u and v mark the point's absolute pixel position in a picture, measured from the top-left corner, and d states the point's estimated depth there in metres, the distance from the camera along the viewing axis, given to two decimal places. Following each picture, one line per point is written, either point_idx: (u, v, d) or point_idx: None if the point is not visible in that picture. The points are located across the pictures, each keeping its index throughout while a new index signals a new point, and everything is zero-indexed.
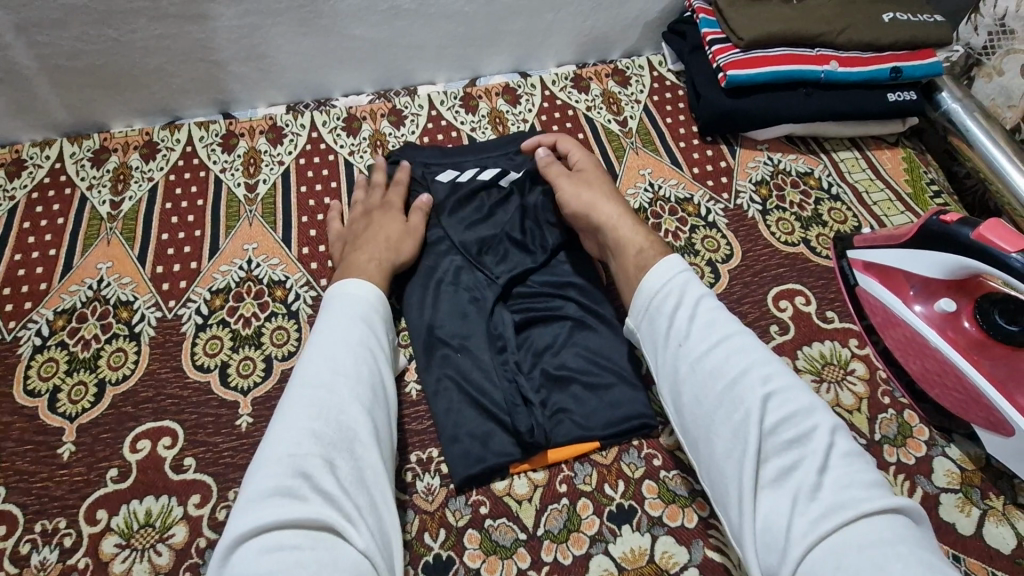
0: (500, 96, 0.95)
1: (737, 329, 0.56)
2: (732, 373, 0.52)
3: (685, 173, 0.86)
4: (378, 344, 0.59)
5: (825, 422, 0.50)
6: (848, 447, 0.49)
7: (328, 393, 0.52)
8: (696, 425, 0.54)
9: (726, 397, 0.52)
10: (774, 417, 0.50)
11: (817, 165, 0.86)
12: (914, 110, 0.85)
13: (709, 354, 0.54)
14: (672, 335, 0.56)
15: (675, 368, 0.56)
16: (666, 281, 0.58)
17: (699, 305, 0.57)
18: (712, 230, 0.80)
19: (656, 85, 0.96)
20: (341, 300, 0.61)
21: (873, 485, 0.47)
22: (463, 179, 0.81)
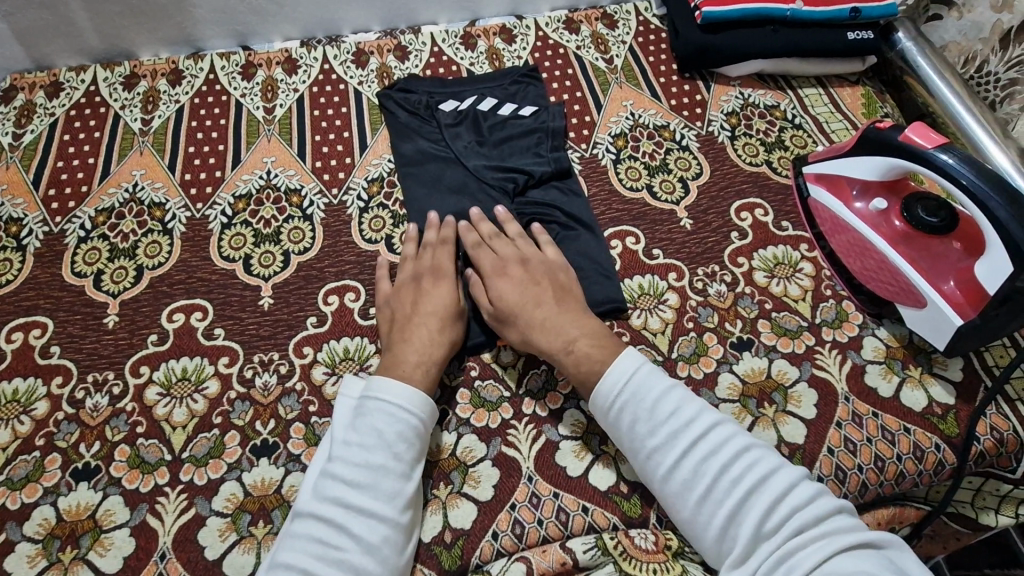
0: (497, 35, 1.03)
1: (701, 416, 0.57)
2: (708, 476, 0.54)
3: (662, 105, 0.94)
4: (408, 467, 0.58)
5: (798, 490, 0.52)
6: (825, 506, 0.51)
7: (341, 531, 0.53)
8: (688, 528, 0.56)
9: (708, 492, 0.54)
10: (753, 505, 0.52)
11: (783, 99, 0.94)
12: (871, 48, 0.94)
13: (685, 456, 0.55)
14: (644, 439, 0.57)
15: (653, 474, 0.57)
16: (624, 384, 0.59)
17: (660, 402, 0.57)
18: (685, 152, 0.89)
19: (641, 28, 1.04)
20: (374, 404, 0.59)
21: (846, 529, 0.50)
22: (463, 107, 0.91)
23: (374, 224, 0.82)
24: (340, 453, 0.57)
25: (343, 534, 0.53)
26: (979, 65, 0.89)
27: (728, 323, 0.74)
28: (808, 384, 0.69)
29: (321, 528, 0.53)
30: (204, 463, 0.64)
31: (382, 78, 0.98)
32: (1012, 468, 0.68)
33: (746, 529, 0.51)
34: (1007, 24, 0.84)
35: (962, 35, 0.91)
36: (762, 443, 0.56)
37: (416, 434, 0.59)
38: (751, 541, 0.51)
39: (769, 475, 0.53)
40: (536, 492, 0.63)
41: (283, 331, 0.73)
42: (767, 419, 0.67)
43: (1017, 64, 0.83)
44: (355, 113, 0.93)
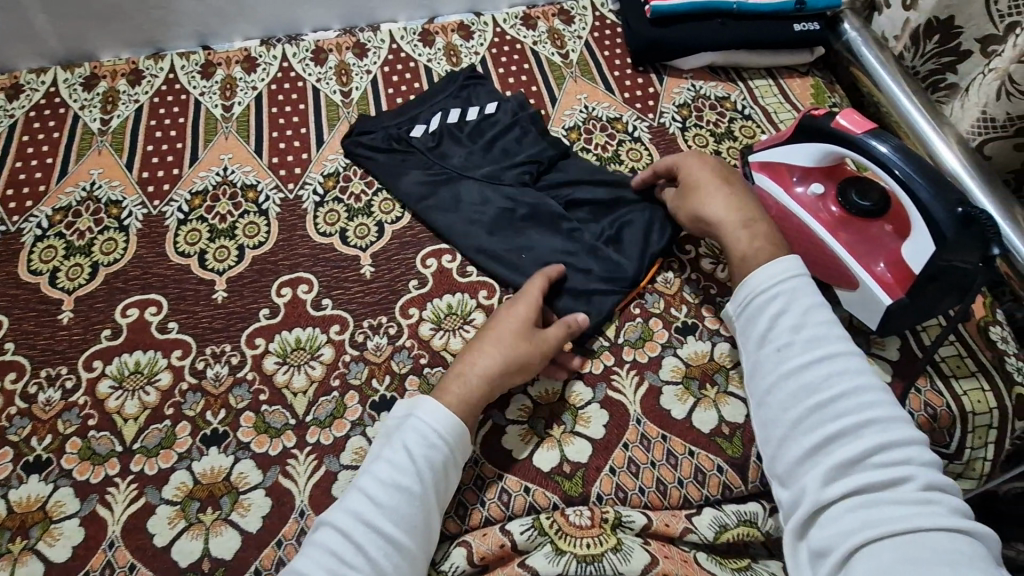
0: (455, 32, 1.05)
1: (842, 341, 0.57)
2: (826, 391, 0.54)
3: (616, 98, 0.96)
4: (431, 500, 0.57)
5: (917, 450, 0.51)
6: (939, 479, 0.50)
7: (357, 549, 0.52)
8: (778, 433, 0.57)
9: (818, 406, 0.54)
10: (863, 437, 0.52)
11: (734, 91, 0.96)
12: (818, 39, 0.97)
13: (810, 366, 0.56)
14: (772, 338, 0.59)
15: (766, 373, 0.59)
16: (775, 282, 0.61)
17: (808, 310, 0.59)
18: (637, 143, 0.91)
19: (597, 23, 1.06)
20: (411, 423, 0.59)
21: (951, 508, 0.48)
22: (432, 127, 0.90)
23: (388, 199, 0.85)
24: (370, 465, 0.56)
25: (358, 553, 0.52)
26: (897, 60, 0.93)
27: (673, 308, 0.76)
28: None
29: (338, 539, 0.52)
30: (155, 454, 0.65)
31: (340, 76, 0.99)
32: (947, 443, 0.69)
33: (843, 453, 0.52)
34: (914, 23, 0.88)
35: (884, 32, 0.95)
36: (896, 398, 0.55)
37: (445, 464, 0.58)
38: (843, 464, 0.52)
39: (887, 422, 0.52)
40: (480, 474, 0.65)
41: (236, 323, 0.74)
42: (709, 400, 0.69)
43: (933, 57, 0.88)
44: (313, 110, 0.95)
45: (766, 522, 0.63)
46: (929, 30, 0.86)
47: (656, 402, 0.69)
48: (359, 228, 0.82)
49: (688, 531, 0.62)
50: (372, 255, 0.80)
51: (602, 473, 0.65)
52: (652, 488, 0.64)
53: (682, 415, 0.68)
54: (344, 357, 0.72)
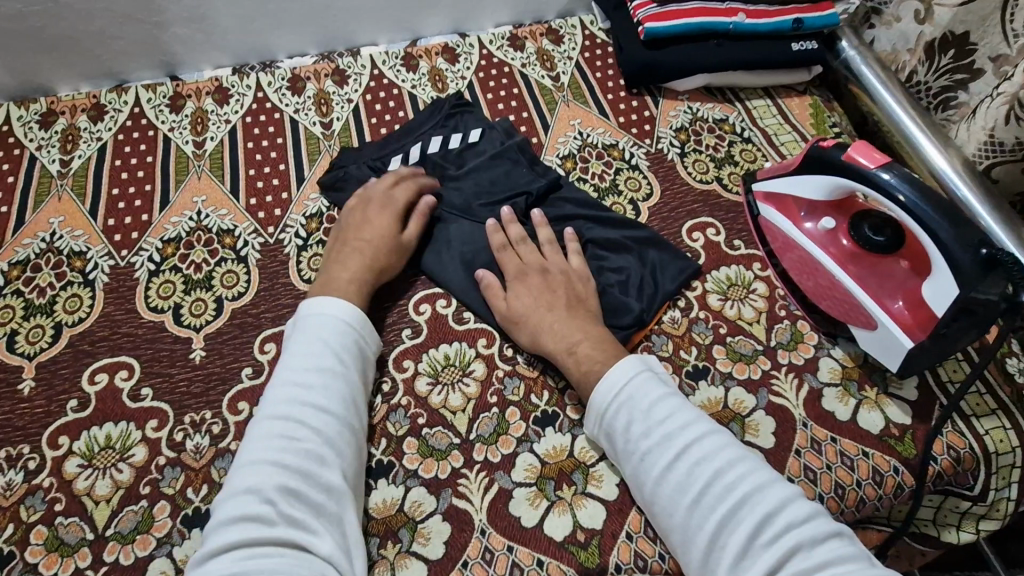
0: (440, 55, 1.00)
1: (695, 422, 0.56)
2: (698, 486, 0.53)
3: (611, 123, 0.92)
4: (355, 377, 0.61)
5: (795, 512, 0.51)
6: (826, 534, 0.50)
7: (298, 425, 0.55)
8: (678, 537, 0.55)
9: (698, 503, 0.53)
10: (743, 521, 0.51)
11: (732, 112, 0.93)
12: (816, 59, 0.93)
13: (673, 465, 0.55)
14: (633, 446, 0.57)
15: (642, 482, 0.57)
16: (618, 388, 0.60)
17: (654, 406, 0.58)
18: (635, 171, 0.87)
19: (588, 43, 1.02)
20: (309, 321, 0.63)
21: (850, 561, 0.48)
22: (411, 159, 0.86)
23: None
24: (283, 362, 0.60)
25: (303, 429, 0.55)
26: (908, 75, 0.89)
27: (682, 351, 0.72)
28: (766, 411, 0.68)
29: (279, 424, 0.55)
30: (131, 540, 0.60)
31: (319, 105, 0.93)
32: (970, 485, 0.66)
33: (735, 546, 0.50)
34: (931, 36, 0.85)
35: (892, 46, 0.92)
36: (760, 461, 0.55)
37: (360, 349, 0.64)
38: (739, 558, 0.50)
39: (760, 494, 0.52)
40: (488, 546, 0.60)
41: (217, 386, 0.68)
42: None
43: (947, 72, 0.84)
44: (292, 144, 0.89)
45: None
46: (943, 45, 0.83)
47: None
48: None
49: None
50: None
51: (618, 540, 0.61)
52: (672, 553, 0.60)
53: None
54: None
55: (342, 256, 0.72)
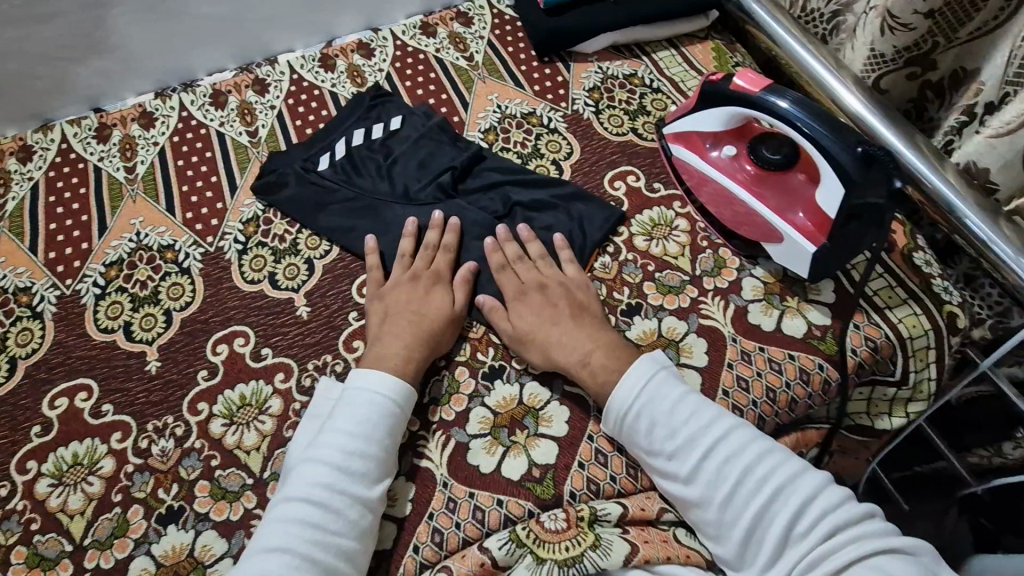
0: (355, 52, 1.03)
1: (719, 418, 0.59)
2: (729, 481, 0.56)
3: (526, 92, 0.96)
4: (390, 458, 0.62)
5: (828, 496, 0.55)
6: (854, 510, 0.54)
7: (324, 506, 0.56)
8: (711, 532, 0.57)
9: (730, 500, 0.56)
10: (777, 509, 0.54)
11: (640, 67, 0.97)
12: (710, 3, 0.97)
13: (702, 464, 0.57)
14: (658, 452, 0.60)
15: (670, 483, 0.59)
16: (636, 397, 0.61)
17: (675, 409, 0.60)
18: (555, 134, 0.91)
19: (497, 21, 1.05)
20: (375, 416, 0.62)
21: (880, 534, 0.53)
22: (338, 156, 0.89)
23: (313, 234, 0.83)
24: (319, 441, 0.60)
25: (326, 510, 0.56)
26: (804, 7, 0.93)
27: (616, 292, 0.76)
28: (697, 334, 0.72)
29: (306, 501, 0.56)
30: (110, 545, 0.62)
31: (244, 116, 0.96)
32: (892, 371, 0.72)
33: (771, 535, 0.54)
34: None
35: None
36: (783, 449, 0.58)
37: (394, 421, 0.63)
38: (777, 544, 0.54)
39: (788, 481, 0.55)
40: (451, 496, 0.64)
41: (175, 392, 0.71)
42: None
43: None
44: (221, 156, 0.91)
45: None
46: None
47: None
48: (289, 269, 0.80)
49: (665, 509, 0.62)
50: (306, 294, 0.78)
51: (571, 470, 0.65)
52: (623, 474, 0.65)
53: None
54: (293, 406, 0.70)
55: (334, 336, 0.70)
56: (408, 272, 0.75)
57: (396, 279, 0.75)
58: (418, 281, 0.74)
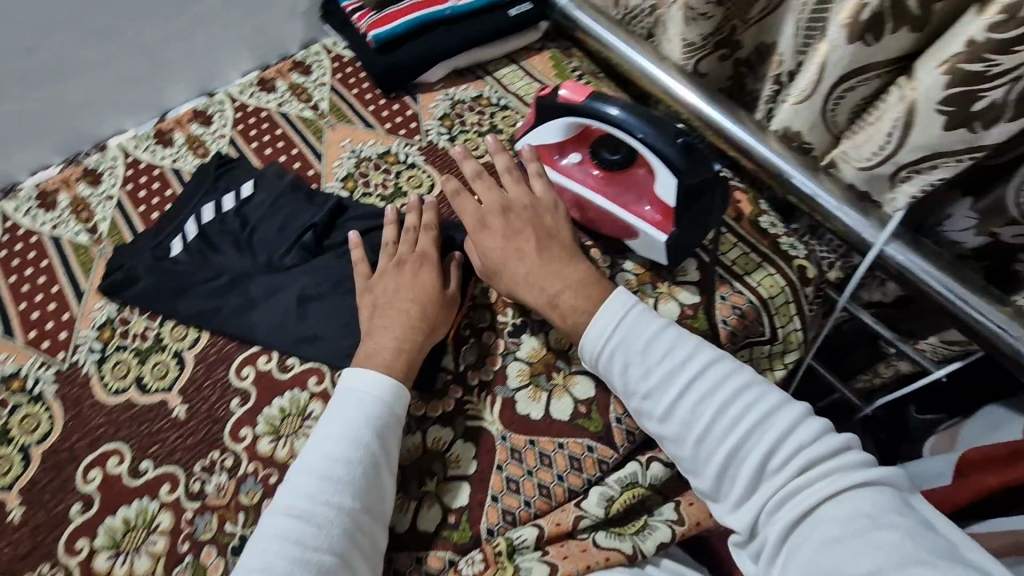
0: (192, 122, 0.98)
1: (700, 354, 0.62)
2: (705, 415, 0.59)
3: (378, 132, 0.95)
4: (378, 462, 0.62)
5: (804, 428, 0.58)
6: (827, 442, 0.57)
7: (312, 514, 0.57)
8: (687, 462, 0.61)
9: (705, 433, 0.59)
10: (752, 439, 0.58)
11: (485, 87, 0.99)
12: (535, 17, 1.00)
13: (678, 401, 0.60)
14: (636, 392, 0.63)
15: (648, 418, 0.63)
16: (609, 342, 0.64)
17: (653, 350, 0.62)
18: (414, 169, 0.91)
19: (336, 64, 1.03)
20: (354, 418, 0.62)
21: (850, 465, 0.56)
22: (190, 237, 0.83)
23: (176, 325, 0.78)
24: (313, 448, 0.62)
25: (313, 519, 0.57)
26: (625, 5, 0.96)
27: (500, 315, 0.76)
28: None
29: (295, 512, 0.58)
30: None
31: (79, 212, 0.89)
32: (764, 331, 0.77)
33: (746, 463, 0.57)
34: None
35: None
36: (762, 381, 0.61)
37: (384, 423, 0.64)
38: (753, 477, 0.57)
39: (765, 414, 0.58)
40: None
41: (46, 537, 0.66)
42: (560, 388, 0.71)
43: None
44: (59, 262, 0.84)
45: (645, 477, 0.67)
46: None
47: (513, 411, 0.70)
48: (157, 369, 0.75)
49: (580, 518, 0.64)
50: (180, 392, 0.73)
51: (486, 506, 0.65)
52: (536, 495, 0.66)
53: (541, 414, 0.70)
54: (185, 516, 0.66)
55: (384, 317, 0.69)
56: (393, 259, 0.74)
57: (368, 271, 0.75)
58: (404, 265, 0.73)
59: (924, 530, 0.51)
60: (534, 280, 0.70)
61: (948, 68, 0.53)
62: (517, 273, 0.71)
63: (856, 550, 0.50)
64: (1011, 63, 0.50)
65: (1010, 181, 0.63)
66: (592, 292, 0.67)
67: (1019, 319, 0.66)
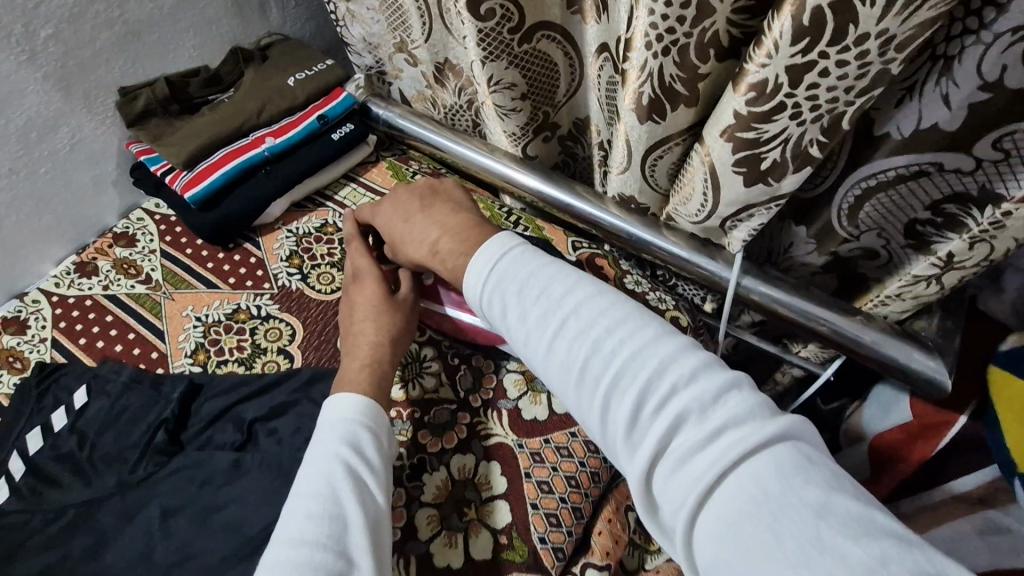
0: (2, 333, 0.86)
1: (574, 294, 0.55)
2: (581, 356, 0.52)
3: (222, 290, 0.88)
4: (368, 476, 0.59)
5: (692, 367, 0.49)
6: (721, 386, 0.48)
7: (302, 540, 0.52)
8: (580, 417, 0.53)
9: (584, 377, 0.52)
10: (632, 381, 0.50)
11: (328, 213, 0.96)
12: (360, 135, 0.99)
13: (556, 344, 0.53)
14: (518, 340, 0.56)
15: (537, 369, 0.56)
16: (485, 292, 0.59)
17: (528, 292, 0.56)
18: (270, 320, 0.85)
19: (163, 227, 0.96)
20: (336, 437, 0.60)
21: (748, 417, 0.47)
22: (16, 477, 0.71)
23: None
24: (297, 479, 0.58)
25: (301, 545, 0.52)
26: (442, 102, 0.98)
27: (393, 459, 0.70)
28: (487, 459, 0.70)
29: (286, 544, 0.53)
30: None
31: None
32: None
33: (627, 409, 0.49)
34: (429, 71, 0.94)
35: (416, 89, 1.00)
36: (651, 321, 0.53)
37: (375, 438, 0.62)
38: (641, 422, 0.49)
39: (645, 353, 0.51)
40: None
41: None
42: (476, 523, 0.66)
43: (459, 91, 0.94)
44: None
45: None
46: (439, 72, 0.92)
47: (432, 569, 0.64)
48: None
49: None
50: None
51: None
52: None
53: (462, 561, 0.64)
54: None
55: (353, 337, 0.71)
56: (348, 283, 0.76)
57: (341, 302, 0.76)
58: (350, 287, 0.75)
59: (837, 494, 0.43)
60: (417, 233, 0.70)
61: (729, 138, 0.56)
62: (402, 230, 0.72)
63: (759, 528, 0.42)
64: (776, 130, 0.54)
65: (829, 208, 0.67)
66: (468, 235, 0.65)
67: (867, 324, 0.71)
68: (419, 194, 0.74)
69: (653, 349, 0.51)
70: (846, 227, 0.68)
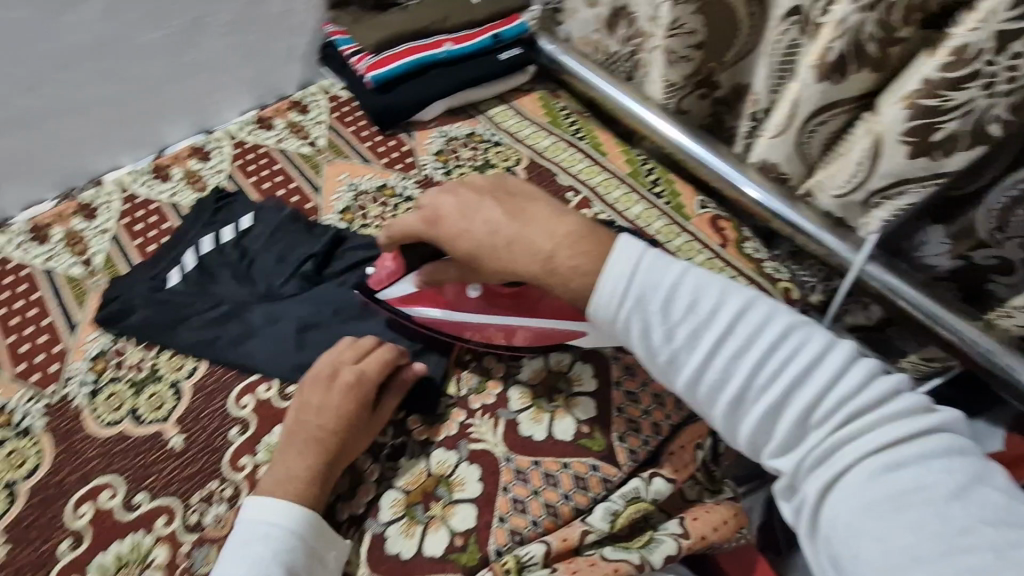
0: (190, 157, 0.99)
1: (726, 304, 0.56)
2: (739, 372, 0.54)
3: (374, 166, 0.98)
4: None
5: (853, 377, 0.52)
6: (881, 390, 0.52)
7: None
8: (724, 428, 0.57)
9: (741, 394, 0.54)
10: (793, 392, 0.53)
11: (478, 125, 1.03)
12: (524, 60, 1.07)
13: (710, 361, 0.55)
14: (662, 353, 0.57)
15: (678, 382, 0.58)
16: (618, 307, 0.57)
17: (676, 304, 0.56)
18: (411, 201, 0.94)
19: (332, 104, 1.06)
20: (266, 551, 0.56)
21: (906, 415, 0.51)
22: (188, 269, 0.83)
23: (173, 354, 0.77)
24: None
25: None
26: (604, 50, 1.04)
27: None
28: (582, 361, 0.75)
29: None
30: None
31: (73, 245, 0.89)
32: None
33: (787, 420, 0.53)
34: (603, 14, 1.00)
35: (584, 32, 1.06)
36: (809, 326, 0.55)
37: (308, 557, 0.58)
38: (795, 430, 0.53)
39: (807, 367, 0.53)
40: None
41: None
42: (561, 409, 0.72)
43: (626, 40, 0.99)
44: (53, 294, 0.84)
45: (648, 492, 0.68)
46: (614, 18, 0.99)
47: (517, 432, 0.71)
48: (152, 400, 0.74)
49: (587, 533, 0.65)
50: (177, 421, 0.73)
51: (493, 527, 0.65)
52: (544, 515, 0.66)
53: (544, 434, 0.71)
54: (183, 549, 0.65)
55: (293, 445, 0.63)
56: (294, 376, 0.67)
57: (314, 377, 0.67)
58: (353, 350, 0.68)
59: (981, 483, 0.48)
60: (519, 251, 0.62)
61: (908, 102, 0.63)
62: (498, 249, 0.63)
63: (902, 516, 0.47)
64: (961, 98, 0.60)
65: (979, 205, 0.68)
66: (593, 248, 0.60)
67: (986, 332, 0.72)
68: (494, 203, 0.64)
69: (814, 362, 0.53)
70: (990, 229, 0.68)
